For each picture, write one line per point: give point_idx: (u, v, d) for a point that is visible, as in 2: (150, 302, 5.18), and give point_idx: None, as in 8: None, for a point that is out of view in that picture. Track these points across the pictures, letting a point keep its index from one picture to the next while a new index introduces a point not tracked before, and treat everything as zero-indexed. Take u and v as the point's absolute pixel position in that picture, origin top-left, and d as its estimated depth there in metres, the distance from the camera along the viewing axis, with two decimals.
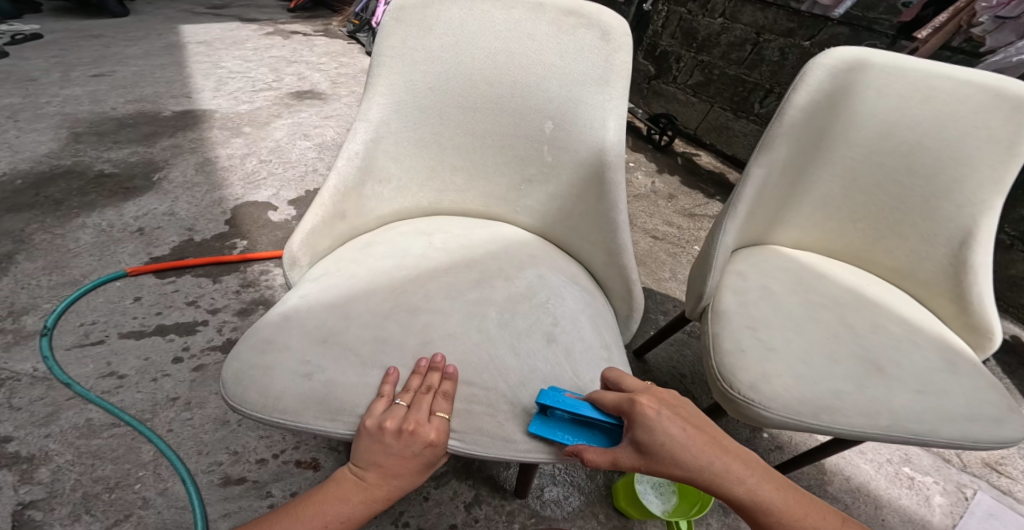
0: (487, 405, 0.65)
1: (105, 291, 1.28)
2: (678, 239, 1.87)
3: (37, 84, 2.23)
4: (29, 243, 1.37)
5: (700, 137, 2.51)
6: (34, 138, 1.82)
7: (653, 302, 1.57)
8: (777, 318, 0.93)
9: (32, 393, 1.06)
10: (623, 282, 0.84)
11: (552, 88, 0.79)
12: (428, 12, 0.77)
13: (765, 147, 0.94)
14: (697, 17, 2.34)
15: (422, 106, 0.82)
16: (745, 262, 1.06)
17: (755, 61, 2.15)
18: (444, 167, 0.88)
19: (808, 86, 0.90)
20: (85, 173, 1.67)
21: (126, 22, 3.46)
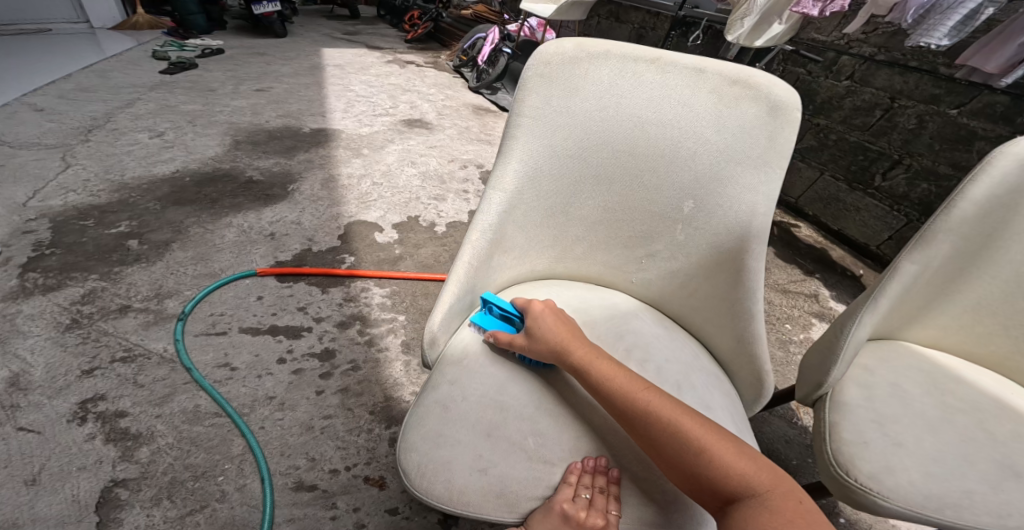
0: (644, 497, 0.70)
1: (235, 286, 1.40)
2: (769, 314, 1.75)
3: (214, 94, 2.57)
4: (184, 234, 1.55)
5: (802, 207, 2.40)
6: (204, 141, 2.07)
7: None
8: (903, 407, 0.86)
9: (156, 373, 1.16)
10: (753, 370, 0.83)
11: (702, 169, 0.79)
12: (579, 72, 0.79)
13: (922, 242, 0.87)
14: (819, 79, 2.24)
15: (562, 164, 0.84)
16: (873, 355, 0.96)
17: (884, 128, 2.00)
18: (573, 223, 0.90)
19: (988, 177, 0.83)
20: (238, 178, 1.87)
21: (285, 44, 3.93)
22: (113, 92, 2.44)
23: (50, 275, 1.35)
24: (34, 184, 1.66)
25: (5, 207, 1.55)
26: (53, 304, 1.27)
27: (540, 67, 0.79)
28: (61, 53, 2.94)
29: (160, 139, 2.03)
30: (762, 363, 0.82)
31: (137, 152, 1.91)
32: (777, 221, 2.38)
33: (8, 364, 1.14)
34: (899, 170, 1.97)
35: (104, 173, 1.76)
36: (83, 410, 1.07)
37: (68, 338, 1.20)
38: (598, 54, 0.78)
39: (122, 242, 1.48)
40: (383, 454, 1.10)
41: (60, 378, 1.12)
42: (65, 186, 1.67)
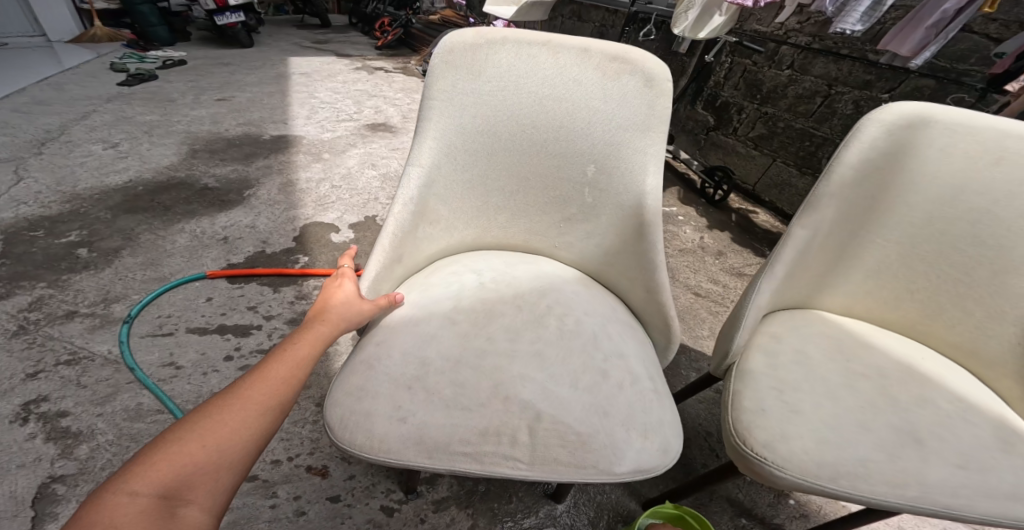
0: (561, 437, 0.73)
1: (185, 289, 1.43)
2: (722, 298, 1.77)
3: (173, 104, 2.58)
4: (135, 241, 1.57)
5: (759, 194, 2.44)
6: (161, 150, 2.10)
7: (687, 358, 1.51)
8: (806, 379, 0.89)
9: (101, 373, 1.19)
10: (662, 316, 0.91)
11: (597, 136, 0.87)
12: (479, 56, 0.84)
13: (811, 207, 0.94)
14: (763, 69, 2.31)
15: (472, 144, 0.89)
16: (783, 324, 1.01)
17: (825, 115, 2.07)
18: (490, 199, 0.95)
19: (861, 144, 0.89)
20: (193, 186, 1.89)
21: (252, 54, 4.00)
22: (70, 105, 2.44)
23: None
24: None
25: None
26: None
27: (444, 56, 0.84)
28: (16, 67, 2.94)
29: (115, 150, 2.04)
30: (668, 309, 0.90)
31: (90, 164, 1.92)
32: (735, 208, 2.41)
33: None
34: None
35: (57, 185, 1.78)
36: (25, 411, 1.09)
37: (13, 343, 1.22)
38: (495, 39, 0.84)
39: (73, 251, 1.50)
40: (326, 444, 1.13)
41: (4, 382, 1.14)
42: (16, 198, 1.68)
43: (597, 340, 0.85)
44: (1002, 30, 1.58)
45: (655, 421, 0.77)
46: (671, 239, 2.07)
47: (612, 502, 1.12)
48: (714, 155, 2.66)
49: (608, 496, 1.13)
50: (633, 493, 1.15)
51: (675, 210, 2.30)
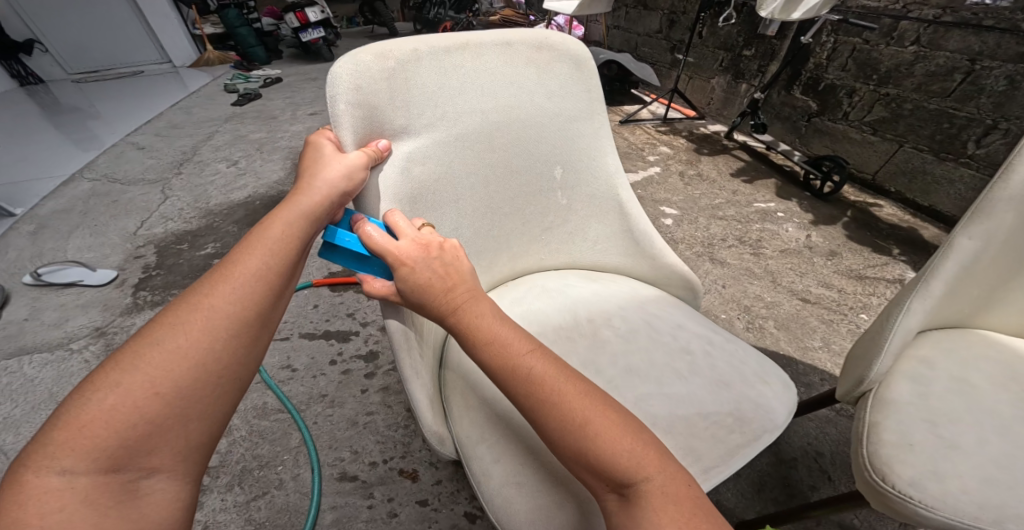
0: (724, 429, 0.75)
1: (295, 297, 1.60)
2: (838, 305, 1.61)
3: (277, 120, 2.87)
4: None
5: (881, 185, 2.18)
6: (271, 166, 2.34)
7: (793, 372, 1.39)
8: (966, 412, 0.80)
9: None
10: (680, 276, 0.96)
11: (550, 134, 0.87)
12: (401, 95, 0.72)
13: (978, 217, 0.83)
14: (877, 47, 2.05)
15: (441, 191, 0.80)
16: (935, 346, 0.91)
17: (968, 93, 1.80)
18: (467, 244, 0.87)
19: None
20: None
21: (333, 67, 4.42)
22: (197, 126, 2.81)
23: (156, 292, 1.62)
24: (142, 216, 1.98)
25: (121, 236, 1.87)
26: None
27: (348, 96, 0.68)
28: (152, 94, 3.42)
29: (236, 168, 2.31)
30: (682, 271, 0.95)
31: (218, 181, 2.20)
32: (853, 202, 2.16)
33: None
34: (995, 135, 1.76)
35: (194, 202, 2.06)
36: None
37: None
38: (402, 59, 0.71)
39: (207, 262, 1.74)
40: (417, 448, 1.22)
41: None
42: (166, 215, 1.98)
43: (661, 330, 0.88)
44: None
45: (744, 403, 0.78)
46: (771, 238, 1.91)
47: None
48: (819, 142, 2.41)
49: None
50: (726, 515, 1.11)
51: (775, 206, 2.11)
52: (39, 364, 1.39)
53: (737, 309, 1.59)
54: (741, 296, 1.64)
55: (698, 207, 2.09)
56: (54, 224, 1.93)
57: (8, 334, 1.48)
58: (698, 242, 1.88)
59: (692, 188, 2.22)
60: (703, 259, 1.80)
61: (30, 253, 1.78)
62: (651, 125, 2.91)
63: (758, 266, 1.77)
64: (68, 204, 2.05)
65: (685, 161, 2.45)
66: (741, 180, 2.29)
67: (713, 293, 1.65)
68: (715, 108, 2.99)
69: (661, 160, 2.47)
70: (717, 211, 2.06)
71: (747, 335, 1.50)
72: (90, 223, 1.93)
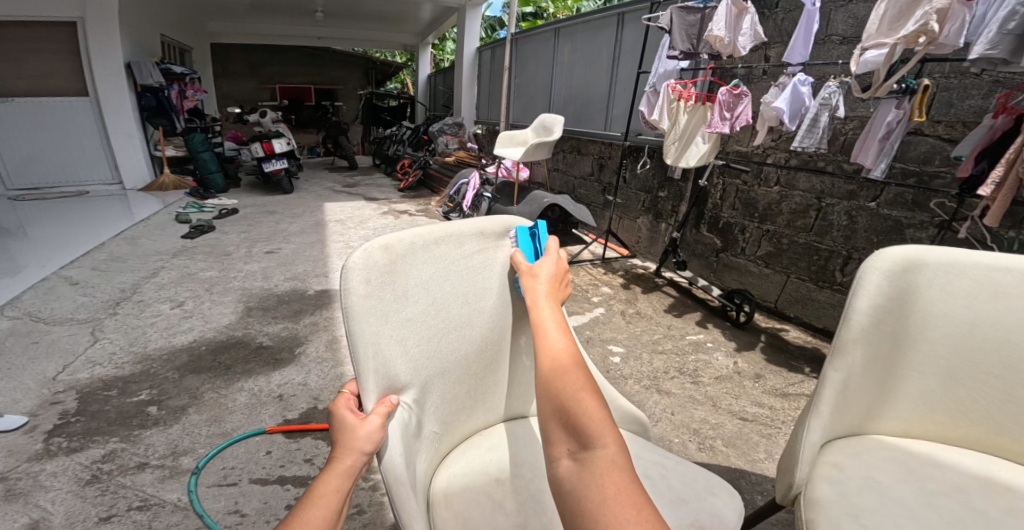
0: None
1: (245, 443, 1.46)
2: (772, 421, 1.75)
3: (235, 265, 3.00)
4: (199, 398, 1.65)
5: (783, 311, 2.52)
6: (221, 309, 2.38)
7: (748, 483, 1.47)
8: (880, 503, 0.90)
9: (170, 517, 1.21)
10: (631, 418, 1.06)
11: (514, 303, 0.98)
12: (397, 274, 0.82)
13: (838, 353, 1.01)
14: (753, 188, 2.59)
15: (428, 356, 0.86)
16: (843, 452, 1.02)
17: (824, 227, 2.29)
18: (446, 404, 0.92)
19: (866, 294, 0.99)
20: (250, 344, 2.06)
21: (291, 197, 4.95)
22: (154, 269, 2.81)
23: (73, 439, 1.43)
24: (65, 359, 1.82)
25: (36, 381, 1.68)
26: (75, 463, 1.34)
27: (359, 282, 0.78)
28: (92, 232, 3.40)
29: (181, 309, 2.33)
30: (629, 410, 1.06)
31: (159, 324, 2.16)
32: (764, 328, 2.46)
33: (31, 512, 1.19)
34: (853, 263, 2.19)
35: (129, 345, 1.96)
36: None
37: (88, 491, 1.26)
38: (402, 252, 0.84)
39: (142, 408, 1.58)
40: None
41: (77, 524, 1.17)
42: (94, 359, 1.84)
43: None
44: (951, 129, 1.89)
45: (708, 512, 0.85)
46: (705, 368, 2.07)
47: None
48: (729, 276, 2.80)
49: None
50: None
51: (703, 337, 2.34)
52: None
53: (689, 433, 1.67)
54: (690, 421, 1.73)
55: (641, 344, 2.25)
56: None
57: None
58: (644, 376, 1.98)
59: (633, 326, 2.41)
60: (650, 391, 1.89)
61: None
62: (590, 267, 3.24)
63: (699, 394, 1.89)
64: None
65: (625, 300, 2.71)
66: (673, 316, 2.55)
67: (663, 421, 1.72)
68: (643, 246, 3.42)
69: (603, 300, 2.70)
70: (656, 346, 2.23)
71: (701, 455, 1.56)
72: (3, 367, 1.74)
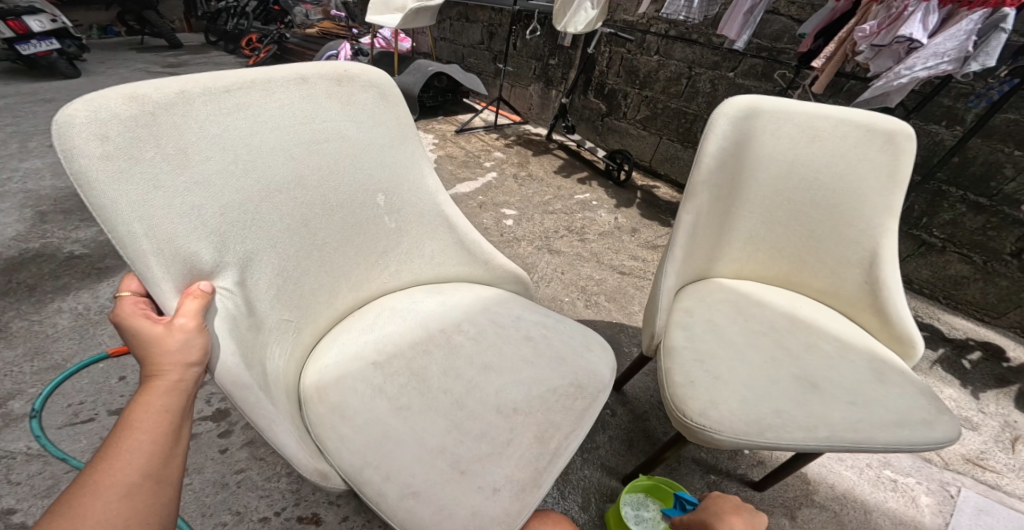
0: (567, 396, 0.86)
1: (88, 373, 1.28)
2: (645, 272, 1.95)
3: (2, 166, 2.37)
4: (5, 331, 1.39)
5: (656, 168, 2.69)
6: (2, 219, 1.92)
7: (626, 335, 1.64)
8: (721, 349, 1.02)
9: (29, 468, 1.08)
10: (506, 270, 1.08)
11: (359, 165, 0.90)
12: (178, 136, 0.68)
13: (689, 199, 1.09)
14: (636, 56, 2.57)
15: (254, 229, 0.77)
16: (691, 298, 1.16)
17: (691, 94, 2.38)
18: (300, 281, 0.86)
19: (716, 137, 1.05)
20: (56, 256, 1.72)
21: (77, 84, 3.90)
22: None
23: None
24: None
25: None
26: None
27: (112, 150, 0.63)
28: None
29: None
30: (504, 265, 1.07)
31: None
32: (641, 186, 2.62)
33: None
34: None
35: None
36: None
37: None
38: (175, 108, 0.69)
39: None
40: (310, 491, 1.12)
41: None
42: None
43: (501, 308, 1.01)
44: (800, 11, 1.96)
45: (584, 366, 0.92)
46: (590, 224, 2.20)
47: (596, 484, 1.19)
48: (612, 138, 2.88)
49: (591, 479, 1.20)
50: (611, 471, 1.23)
51: (589, 196, 2.45)
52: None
53: (578, 291, 1.80)
54: (577, 278, 1.86)
55: (532, 205, 2.29)
56: None
57: None
58: (536, 235, 2.06)
59: (525, 188, 2.44)
60: (542, 250, 1.98)
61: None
62: (483, 132, 3.14)
63: (585, 250, 2.03)
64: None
65: (517, 164, 2.69)
66: (563, 176, 2.61)
67: (554, 281, 1.83)
68: (535, 113, 3.36)
69: (496, 164, 2.66)
70: (546, 206, 2.30)
71: (589, 311, 1.71)
72: None
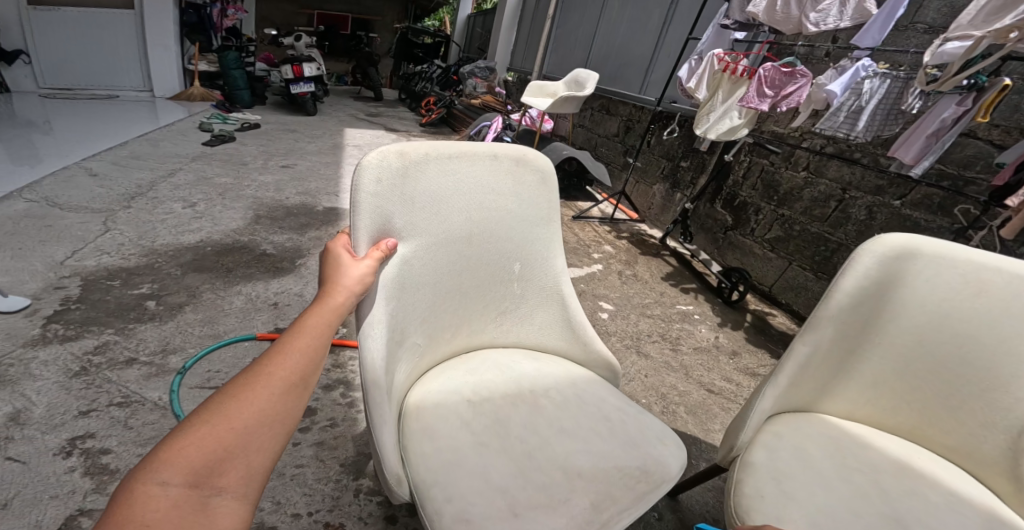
0: (630, 478, 0.86)
1: (234, 348, 1.55)
2: (735, 395, 1.84)
3: (246, 173, 3.11)
4: (197, 298, 1.76)
5: (775, 295, 2.56)
6: (231, 214, 2.49)
7: (697, 449, 1.56)
8: (803, 472, 0.97)
9: (148, 416, 1.27)
10: (604, 358, 1.11)
11: (512, 233, 1.03)
12: (408, 183, 0.87)
13: (809, 327, 1.06)
14: (779, 170, 2.53)
15: (424, 266, 0.93)
16: (787, 424, 1.09)
17: (840, 219, 2.27)
18: (435, 317, 1.00)
19: (854, 274, 1.02)
20: (254, 250, 2.17)
21: (304, 120, 4.94)
22: (169, 171, 2.90)
23: (72, 326, 1.52)
24: (75, 245, 1.94)
25: (45, 264, 1.79)
26: (66, 353, 1.41)
27: (372, 183, 0.83)
28: (121, 131, 3.54)
29: (193, 210, 2.44)
30: (603, 352, 1.11)
31: (171, 222, 2.27)
32: (753, 309, 2.50)
33: (14, 401, 1.24)
34: None
35: (138, 238, 2.08)
36: (71, 445, 1.16)
37: (72, 383, 1.32)
38: (415, 161, 0.88)
39: (141, 301, 1.69)
40: (346, 503, 1.21)
41: (57, 416, 1.22)
42: (105, 248, 1.95)
43: (584, 389, 1.04)
44: (1005, 136, 1.80)
45: (658, 462, 0.91)
46: (687, 337, 2.13)
47: None
48: (732, 254, 2.82)
49: None
50: None
51: (692, 309, 2.37)
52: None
53: (655, 397, 1.74)
54: (659, 384, 1.81)
55: (630, 305, 2.27)
56: None
57: None
58: (627, 335, 2.03)
59: (626, 287, 2.43)
60: (630, 351, 1.95)
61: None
62: (597, 224, 3.26)
63: (674, 361, 1.96)
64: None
65: (623, 262, 2.72)
66: (670, 284, 2.56)
67: (635, 381, 1.80)
68: (653, 214, 3.42)
69: (603, 258, 2.72)
70: (645, 310, 2.26)
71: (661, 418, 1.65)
72: (14, 247, 1.84)
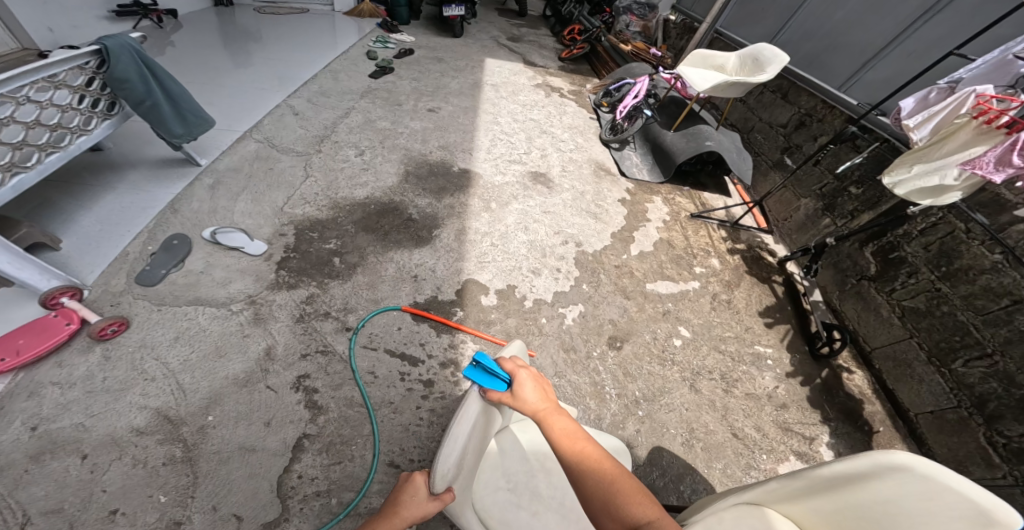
0: None
1: (386, 316, 2.11)
2: (753, 444, 2.13)
3: (400, 117, 3.51)
4: (364, 261, 2.30)
5: (871, 357, 2.60)
6: (388, 167, 2.95)
7: (692, 479, 1.98)
8: None
9: (337, 367, 1.91)
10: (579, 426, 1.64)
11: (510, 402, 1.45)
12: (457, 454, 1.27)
13: (792, 474, 1.27)
14: (970, 242, 2.28)
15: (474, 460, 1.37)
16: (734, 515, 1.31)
17: (999, 320, 2.16)
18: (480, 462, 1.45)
19: (848, 462, 1.21)
20: (402, 214, 2.64)
21: (454, 45, 5.14)
22: (341, 110, 3.38)
23: (293, 274, 2.15)
24: (288, 191, 2.55)
25: (272, 208, 2.41)
26: (291, 300, 2.05)
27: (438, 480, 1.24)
28: (307, 52, 4.07)
29: (361, 159, 2.94)
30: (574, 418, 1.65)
31: (347, 172, 2.80)
32: (837, 364, 2.56)
33: (265, 339, 1.91)
34: (983, 363, 2.19)
35: (327, 189, 2.64)
36: (299, 382, 1.84)
37: (297, 326, 1.98)
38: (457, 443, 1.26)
39: (330, 258, 2.27)
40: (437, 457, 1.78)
41: (291, 356, 1.89)
42: (306, 197, 2.54)
43: None
44: None
45: None
46: (745, 381, 2.34)
47: None
48: (851, 302, 2.77)
49: None
50: None
51: (770, 352, 2.51)
52: (209, 316, 1.92)
53: (684, 429, 2.11)
54: (695, 420, 2.14)
55: (708, 336, 2.48)
56: (227, 182, 2.48)
57: (189, 283, 2.00)
58: (689, 368, 2.31)
59: (714, 314, 2.61)
60: (685, 384, 2.25)
61: (209, 206, 2.32)
62: (715, 225, 3.30)
63: (719, 401, 2.23)
64: (238, 162, 2.62)
65: (724, 283, 2.82)
66: (761, 320, 2.66)
67: (676, 414, 2.15)
68: (788, 226, 3.35)
69: (704, 275, 2.84)
70: (720, 344, 2.46)
71: (681, 450, 2.05)
72: (252, 190, 2.48)
